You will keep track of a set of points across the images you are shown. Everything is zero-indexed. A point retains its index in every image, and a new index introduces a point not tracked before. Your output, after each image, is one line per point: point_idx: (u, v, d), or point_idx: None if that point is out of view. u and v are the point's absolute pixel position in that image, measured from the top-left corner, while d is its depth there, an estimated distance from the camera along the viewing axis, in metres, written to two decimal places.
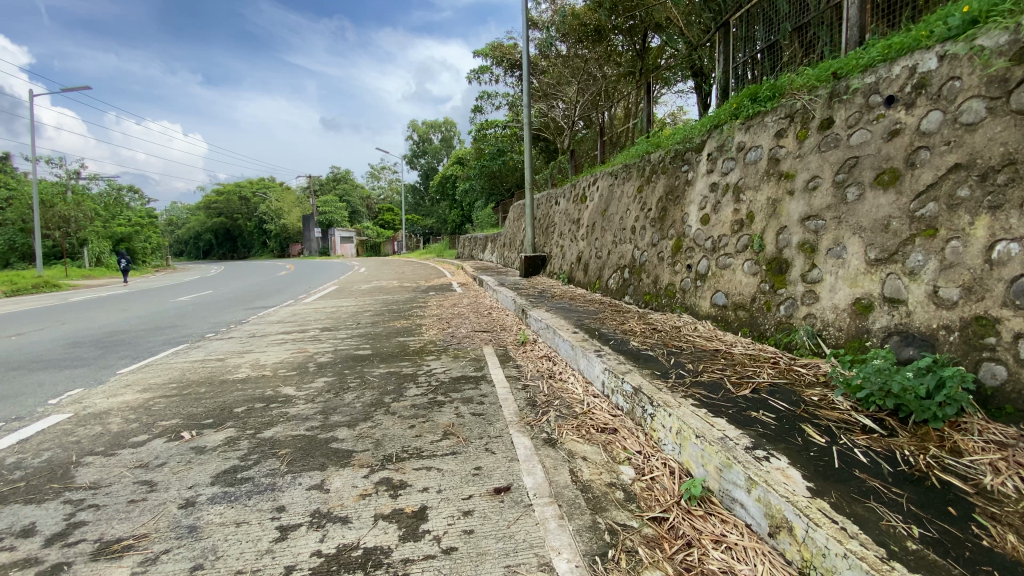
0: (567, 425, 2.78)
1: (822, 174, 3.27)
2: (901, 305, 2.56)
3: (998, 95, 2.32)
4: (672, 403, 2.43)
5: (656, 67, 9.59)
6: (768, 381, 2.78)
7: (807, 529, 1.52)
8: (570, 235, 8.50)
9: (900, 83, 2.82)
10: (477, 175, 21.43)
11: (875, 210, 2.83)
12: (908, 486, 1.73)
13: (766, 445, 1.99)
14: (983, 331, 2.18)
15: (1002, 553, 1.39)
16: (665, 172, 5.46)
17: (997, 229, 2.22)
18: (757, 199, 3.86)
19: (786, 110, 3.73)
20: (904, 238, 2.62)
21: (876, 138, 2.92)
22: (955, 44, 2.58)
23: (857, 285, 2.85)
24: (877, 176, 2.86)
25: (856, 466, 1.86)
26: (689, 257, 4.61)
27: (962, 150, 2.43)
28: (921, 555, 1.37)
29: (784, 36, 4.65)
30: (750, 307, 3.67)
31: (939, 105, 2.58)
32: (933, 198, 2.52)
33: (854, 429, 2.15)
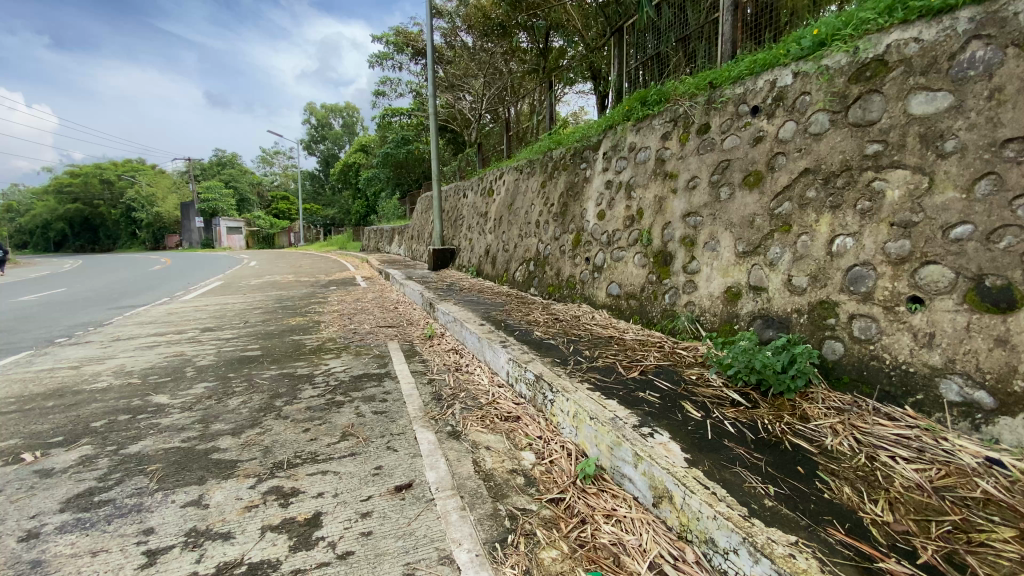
0: (471, 416, 2.78)
1: (700, 174, 3.59)
2: (763, 292, 2.93)
3: (838, 110, 2.67)
4: (569, 388, 2.54)
5: (558, 66, 9.90)
6: (655, 363, 3.02)
7: (684, 496, 1.68)
8: (477, 229, 8.50)
9: (763, 95, 3.17)
10: (382, 165, 20.66)
11: (743, 208, 3.17)
12: (766, 450, 1.98)
13: (651, 422, 2.16)
14: (826, 313, 2.56)
15: (839, 503, 1.64)
16: (566, 168, 5.65)
17: (836, 226, 2.59)
18: (646, 196, 4.14)
19: (670, 115, 4.03)
20: (766, 232, 2.98)
21: (744, 144, 3.26)
22: (806, 62, 2.93)
23: (728, 275, 3.19)
24: (744, 178, 3.20)
25: (726, 436, 2.09)
26: (588, 250, 4.84)
27: (810, 157, 2.79)
28: (775, 510, 1.58)
29: (670, 47, 5.03)
30: (640, 296, 3.96)
31: (794, 116, 2.94)
32: (789, 199, 2.88)
33: (724, 403, 2.41)
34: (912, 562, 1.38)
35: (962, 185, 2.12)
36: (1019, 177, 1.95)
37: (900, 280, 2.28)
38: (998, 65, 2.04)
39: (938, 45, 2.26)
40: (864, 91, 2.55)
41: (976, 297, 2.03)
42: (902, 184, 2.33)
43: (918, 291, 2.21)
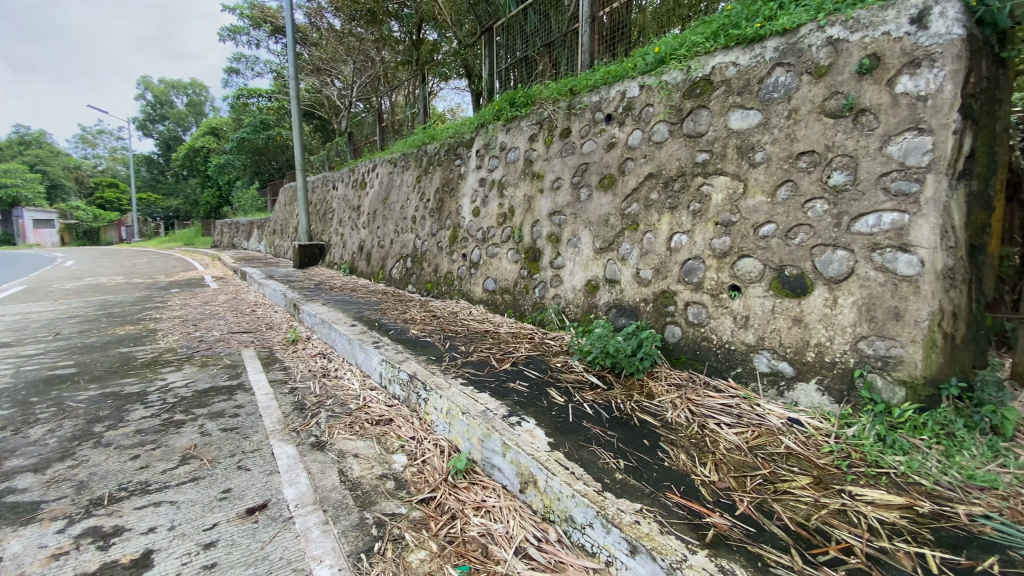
0: (339, 424, 2.63)
1: (563, 175, 3.81)
2: (617, 285, 3.25)
3: (675, 122, 3.02)
4: (442, 386, 2.54)
5: (432, 60, 9.74)
6: (525, 354, 3.15)
7: (547, 479, 1.78)
8: (349, 223, 8.06)
9: (615, 104, 3.46)
10: (238, 152, 18.53)
11: (600, 207, 3.44)
12: (618, 427, 2.19)
13: (519, 411, 2.25)
14: (667, 301, 2.93)
15: (675, 468, 1.88)
16: (440, 164, 5.60)
17: (674, 225, 2.94)
18: (516, 195, 4.28)
19: (536, 117, 4.20)
20: (619, 230, 3.27)
21: (600, 148, 3.52)
22: (649, 77, 3.24)
23: (589, 269, 3.46)
24: (601, 180, 3.47)
25: (585, 418, 2.26)
26: (463, 247, 4.88)
27: (653, 162, 3.12)
28: (624, 482, 1.76)
29: (536, 52, 5.24)
30: (513, 290, 4.10)
31: (640, 125, 3.25)
32: (637, 200, 3.18)
33: (585, 387, 2.63)
34: (731, 513, 1.62)
35: (767, 190, 2.53)
36: (807, 185, 2.38)
37: (723, 271, 2.68)
38: (795, 89, 2.46)
39: (751, 69, 2.65)
40: (695, 106, 2.91)
41: (778, 285, 2.45)
42: (724, 189, 2.71)
43: (737, 281, 2.62)
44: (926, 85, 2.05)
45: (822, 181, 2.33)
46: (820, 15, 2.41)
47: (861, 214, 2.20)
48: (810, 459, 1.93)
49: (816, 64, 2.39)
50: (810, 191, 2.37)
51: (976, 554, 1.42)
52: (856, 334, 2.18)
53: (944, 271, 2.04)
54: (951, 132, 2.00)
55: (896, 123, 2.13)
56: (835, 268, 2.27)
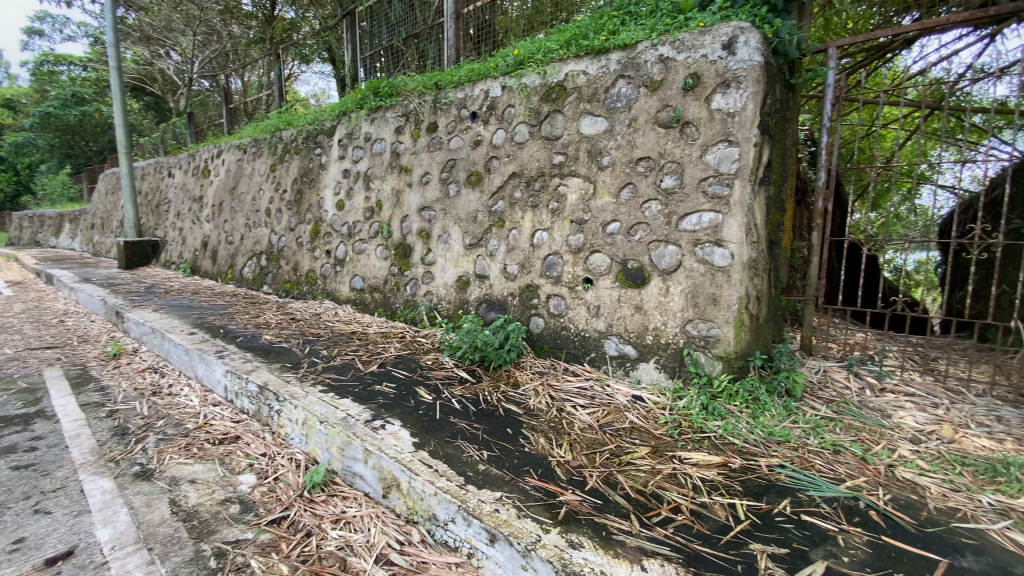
0: (172, 447, 2.30)
1: (431, 170, 3.76)
2: (486, 280, 3.31)
3: (535, 123, 3.15)
4: (298, 394, 2.37)
5: (289, 39, 8.91)
6: (394, 354, 3.08)
7: (409, 480, 1.76)
8: (190, 217, 7.08)
9: (479, 102, 3.50)
10: (37, 128, 15.17)
11: (467, 204, 3.46)
12: (483, 419, 2.24)
13: (384, 414, 2.20)
14: (532, 295, 3.07)
15: (534, 453, 1.97)
16: (299, 153, 5.16)
17: (536, 222, 3.08)
18: (383, 189, 4.13)
19: (402, 109, 4.07)
20: (486, 227, 3.33)
21: (466, 145, 3.54)
22: (510, 78, 3.33)
23: (459, 265, 3.48)
24: (467, 177, 3.49)
25: (452, 413, 2.28)
26: (327, 242, 4.58)
27: (516, 161, 3.22)
28: (487, 473, 1.81)
29: (401, 42, 5.08)
30: (383, 288, 3.96)
31: (503, 124, 3.34)
32: (502, 198, 3.27)
33: (454, 383, 2.64)
34: (582, 489, 1.75)
35: (613, 191, 2.76)
36: (646, 187, 2.65)
37: (579, 265, 2.87)
38: (635, 100, 2.71)
39: (599, 79, 2.86)
40: (552, 110, 3.06)
41: (623, 277, 2.70)
42: (578, 189, 2.90)
43: (590, 274, 2.83)
44: (734, 103, 2.40)
45: (657, 184, 2.61)
46: (654, 34, 2.67)
47: (687, 214, 2.52)
48: (649, 431, 2.17)
49: (651, 78, 2.66)
50: (648, 193, 2.64)
51: (772, 498, 1.71)
52: (685, 318, 2.51)
53: (748, 263, 2.42)
54: (752, 144, 2.37)
55: (712, 135, 2.47)
56: (668, 260, 2.56)
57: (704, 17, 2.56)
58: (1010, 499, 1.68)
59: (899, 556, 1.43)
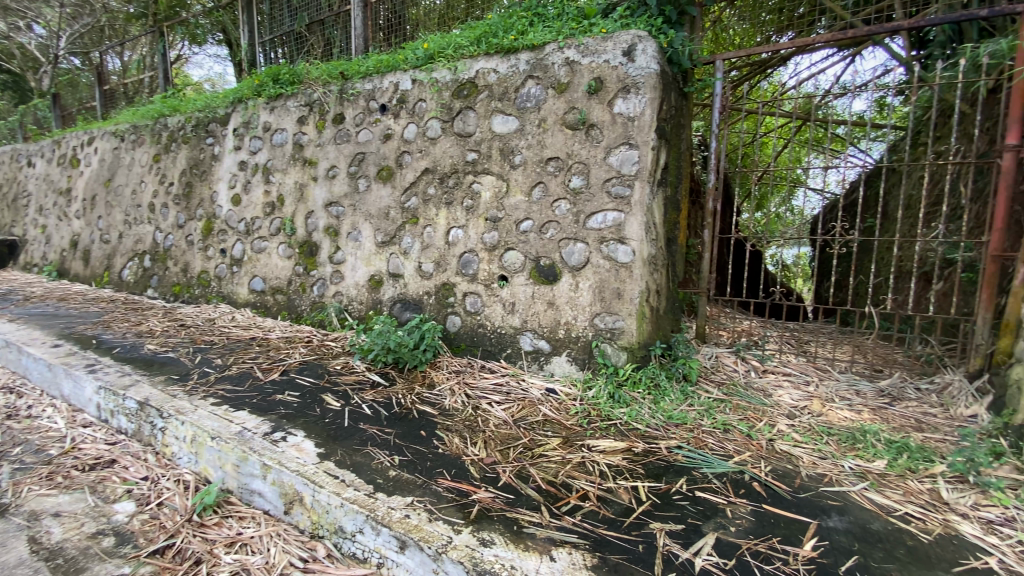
0: (29, 478, 2.00)
1: (338, 164, 3.57)
2: (400, 279, 3.23)
3: (447, 119, 3.09)
4: (186, 409, 2.18)
5: (176, 15, 8.03)
6: (299, 360, 2.93)
7: (313, 493, 1.68)
8: (55, 212, 6.20)
9: (389, 95, 3.37)
10: None
11: (378, 200, 3.34)
12: (395, 423, 2.20)
13: (285, 425, 2.10)
14: (447, 293, 3.04)
15: (447, 453, 1.96)
16: (187, 142, 4.66)
17: (450, 219, 3.04)
18: (286, 183, 3.86)
19: (305, 98, 3.81)
20: (398, 224, 3.25)
21: (376, 139, 3.40)
22: (420, 71, 3.23)
23: (370, 264, 3.37)
24: (378, 172, 3.37)
25: (362, 419, 2.22)
26: (222, 241, 4.24)
27: (428, 157, 3.15)
28: (397, 478, 1.78)
29: (304, 28, 4.78)
30: (287, 290, 3.79)
31: (414, 119, 3.24)
32: (415, 194, 3.19)
33: (365, 387, 2.57)
34: (494, 485, 1.76)
35: (525, 190, 2.80)
36: (555, 186, 2.72)
37: (493, 263, 2.89)
38: (544, 101, 2.76)
39: (509, 78, 2.88)
40: (463, 107, 3.03)
41: (536, 273, 2.76)
42: (491, 187, 2.91)
43: (504, 271, 2.85)
44: (634, 108, 2.53)
45: (566, 184, 2.69)
46: (560, 37, 2.74)
47: (593, 213, 2.62)
48: (561, 422, 2.24)
49: (558, 80, 2.72)
50: (557, 192, 2.71)
51: (671, 477, 1.84)
52: (593, 312, 2.61)
53: (648, 259, 2.57)
54: (650, 148, 2.51)
55: (614, 138, 2.59)
56: (576, 257, 2.65)
57: (606, 24, 2.68)
58: (864, 462, 1.93)
59: (777, 522, 1.59)
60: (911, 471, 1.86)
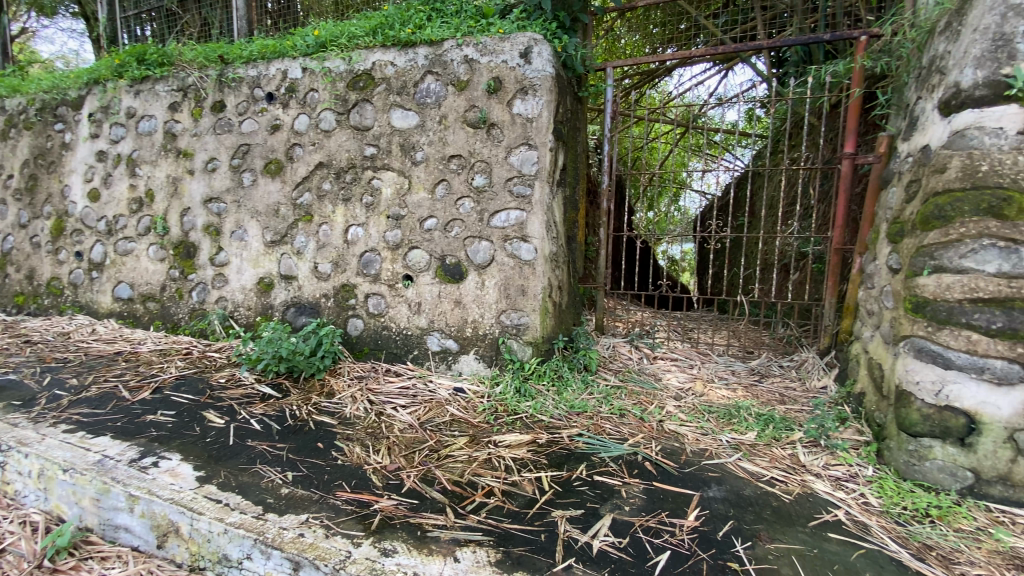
0: None
1: (218, 156, 3.21)
2: (294, 281, 3.02)
3: (342, 112, 2.90)
4: (29, 440, 1.89)
5: None
6: (175, 375, 2.64)
7: (191, 522, 1.53)
8: None
9: (276, 83, 3.06)
10: None
11: (267, 196, 3.08)
12: (288, 437, 2.06)
13: (157, 449, 1.91)
14: (347, 295, 2.89)
15: (347, 464, 1.87)
16: (28, 128, 3.94)
17: (348, 217, 2.89)
18: (155, 176, 3.42)
19: (177, 82, 3.35)
20: (290, 222, 3.03)
21: (262, 130, 3.10)
22: (311, 60, 2.97)
23: (259, 265, 3.11)
24: (265, 165, 3.09)
25: (249, 436, 2.07)
26: (77, 242, 3.68)
27: (322, 151, 2.94)
28: (291, 496, 1.66)
29: (176, 4, 4.30)
30: (160, 296, 3.40)
31: (305, 110, 2.99)
32: (308, 189, 2.98)
33: (254, 401, 2.39)
34: (397, 492, 1.70)
35: (427, 187, 2.74)
36: (458, 184, 2.70)
37: (396, 262, 2.80)
38: (443, 98, 2.72)
39: (407, 72, 2.77)
40: (360, 99, 2.86)
41: (441, 272, 2.72)
42: (391, 184, 2.81)
43: (408, 270, 2.78)
44: (532, 110, 2.59)
45: (468, 182, 2.68)
46: (458, 34, 2.70)
47: (496, 211, 2.64)
48: (468, 420, 2.23)
49: (457, 77, 2.69)
50: (460, 190, 2.69)
51: (572, 465, 1.91)
52: (499, 309, 2.63)
53: (550, 256, 2.66)
54: (548, 149, 2.59)
55: (514, 138, 2.62)
56: (481, 256, 2.66)
57: (503, 25, 2.69)
58: (739, 434, 2.16)
59: (665, 497, 1.73)
60: (776, 439, 2.11)
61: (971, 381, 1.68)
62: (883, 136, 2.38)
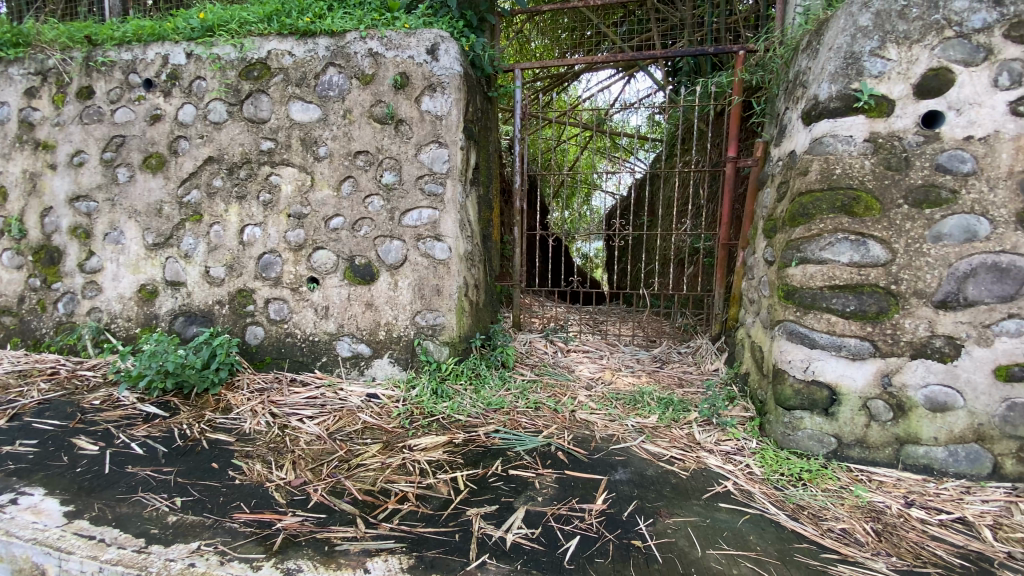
0: None
1: (87, 148, 2.83)
2: (182, 288, 2.75)
3: (234, 102, 2.67)
4: None
5: None
6: (38, 400, 2.31)
7: (59, 563, 1.38)
8: None
9: (155, 69, 2.74)
10: None
11: (147, 194, 2.77)
12: (178, 460, 1.87)
13: (13, 486, 1.66)
14: (245, 301, 2.68)
15: (247, 482, 1.74)
16: None
17: (244, 216, 2.68)
18: (7, 171, 2.94)
19: (34, 64, 2.90)
20: (175, 222, 2.74)
21: (140, 120, 2.77)
22: (196, 45, 2.69)
23: (140, 271, 2.79)
24: (144, 160, 2.77)
25: (130, 462, 1.85)
26: None
27: (212, 145, 2.69)
28: (180, 523, 1.52)
29: None
30: (17, 309, 2.94)
31: (191, 99, 2.71)
32: (196, 186, 2.72)
33: (136, 422, 2.14)
34: (303, 508, 1.61)
35: (332, 184, 2.61)
36: (366, 181, 2.60)
37: (300, 264, 2.64)
38: (347, 91, 2.59)
39: (307, 63, 2.61)
40: (254, 90, 2.65)
41: (350, 273, 2.61)
42: (292, 180, 2.64)
43: (314, 272, 2.64)
44: (440, 107, 2.56)
45: (377, 179, 2.59)
46: (361, 26, 2.58)
47: (407, 210, 2.58)
48: (382, 427, 2.16)
49: (362, 71, 2.58)
50: (368, 188, 2.59)
51: (488, 462, 1.92)
52: (413, 310, 2.58)
53: (464, 255, 2.65)
54: (458, 148, 2.58)
55: (424, 135, 2.57)
56: (393, 255, 2.58)
57: (409, 19, 2.61)
58: (643, 418, 2.29)
59: (576, 484, 1.79)
60: (676, 421, 2.27)
61: (832, 358, 1.93)
62: (759, 142, 2.64)
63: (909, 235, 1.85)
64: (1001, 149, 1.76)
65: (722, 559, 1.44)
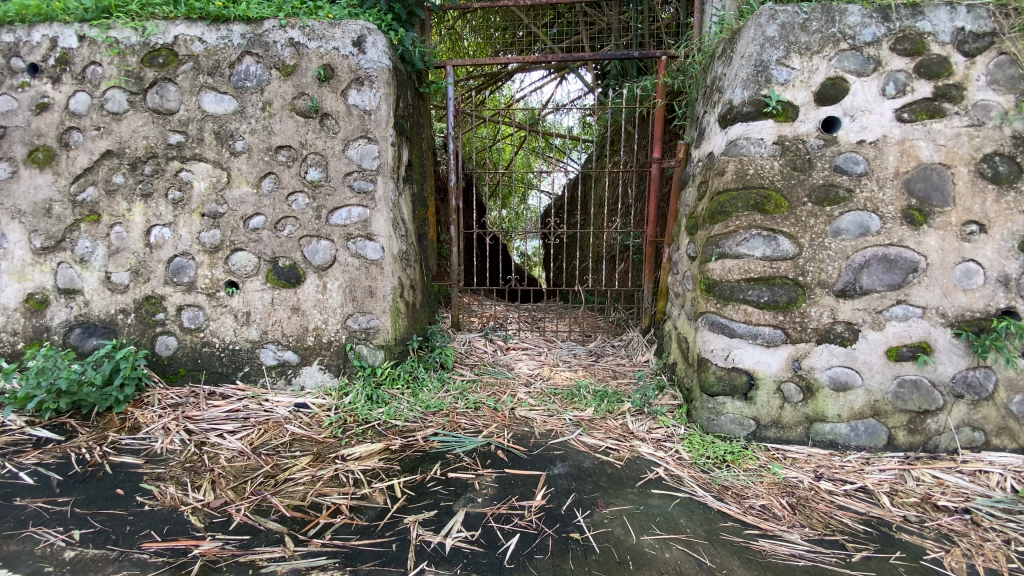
0: None
1: None
2: (78, 296, 2.47)
3: (136, 91, 2.42)
4: None
5: None
6: None
7: None
8: None
9: (41, 52, 2.43)
10: None
11: (33, 192, 2.45)
12: (76, 488, 1.68)
13: None
14: (153, 308, 2.46)
15: (158, 508, 1.59)
16: None
17: (151, 215, 2.45)
18: None
19: None
20: (68, 223, 2.45)
21: (23, 109, 2.45)
22: (90, 27, 2.42)
23: (26, 278, 2.47)
24: (29, 154, 2.45)
25: (17, 495, 1.64)
26: None
27: (111, 138, 2.44)
28: (79, 558, 1.36)
29: None
30: None
31: (85, 87, 2.43)
32: (92, 183, 2.45)
33: (24, 449, 1.90)
34: (224, 530, 1.50)
35: (251, 181, 2.45)
36: (289, 178, 2.46)
37: (217, 267, 2.45)
38: (267, 82, 2.44)
39: (219, 50, 2.42)
40: (159, 78, 2.42)
41: (274, 276, 2.46)
42: (205, 177, 2.45)
43: (232, 276, 2.46)
44: (368, 102, 2.47)
45: (302, 176, 2.46)
46: (280, 14, 2.43)
47: (335, 208, 2.47)
48: (312, 437, 2.06)
49: (282, 61, 2.44)
50: (291, 185, 2.46)
51: (426, 466, 1.88)
52: (345, 313, 2.48)
53: (397, 255, 2.58)
54: (389, 144, 2.50)
55: (351, 130, 2.47)
56: (321, 256, 2.46)
57: (333, 9, 2.50)
58: (579, 412, 2.34)
59: (516, 482, 1.80)
60: (610, 412, 2.34)
61: (749, 346, 2.06)
62: (681, 143, 2.78)
63: (813, 231, 2.01)
64: (888, 152, 1.96)
65: (656, 544, 1.49)
